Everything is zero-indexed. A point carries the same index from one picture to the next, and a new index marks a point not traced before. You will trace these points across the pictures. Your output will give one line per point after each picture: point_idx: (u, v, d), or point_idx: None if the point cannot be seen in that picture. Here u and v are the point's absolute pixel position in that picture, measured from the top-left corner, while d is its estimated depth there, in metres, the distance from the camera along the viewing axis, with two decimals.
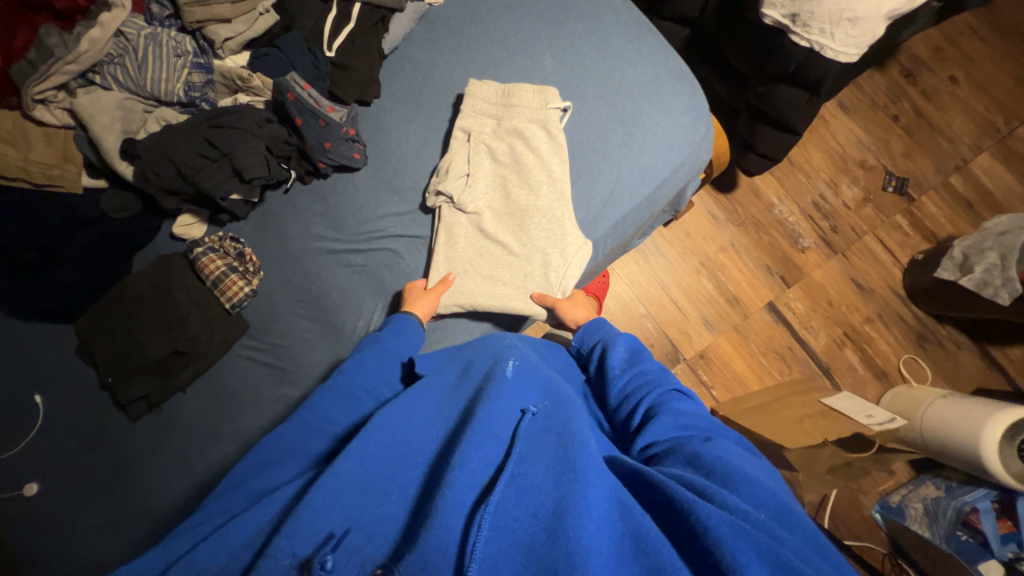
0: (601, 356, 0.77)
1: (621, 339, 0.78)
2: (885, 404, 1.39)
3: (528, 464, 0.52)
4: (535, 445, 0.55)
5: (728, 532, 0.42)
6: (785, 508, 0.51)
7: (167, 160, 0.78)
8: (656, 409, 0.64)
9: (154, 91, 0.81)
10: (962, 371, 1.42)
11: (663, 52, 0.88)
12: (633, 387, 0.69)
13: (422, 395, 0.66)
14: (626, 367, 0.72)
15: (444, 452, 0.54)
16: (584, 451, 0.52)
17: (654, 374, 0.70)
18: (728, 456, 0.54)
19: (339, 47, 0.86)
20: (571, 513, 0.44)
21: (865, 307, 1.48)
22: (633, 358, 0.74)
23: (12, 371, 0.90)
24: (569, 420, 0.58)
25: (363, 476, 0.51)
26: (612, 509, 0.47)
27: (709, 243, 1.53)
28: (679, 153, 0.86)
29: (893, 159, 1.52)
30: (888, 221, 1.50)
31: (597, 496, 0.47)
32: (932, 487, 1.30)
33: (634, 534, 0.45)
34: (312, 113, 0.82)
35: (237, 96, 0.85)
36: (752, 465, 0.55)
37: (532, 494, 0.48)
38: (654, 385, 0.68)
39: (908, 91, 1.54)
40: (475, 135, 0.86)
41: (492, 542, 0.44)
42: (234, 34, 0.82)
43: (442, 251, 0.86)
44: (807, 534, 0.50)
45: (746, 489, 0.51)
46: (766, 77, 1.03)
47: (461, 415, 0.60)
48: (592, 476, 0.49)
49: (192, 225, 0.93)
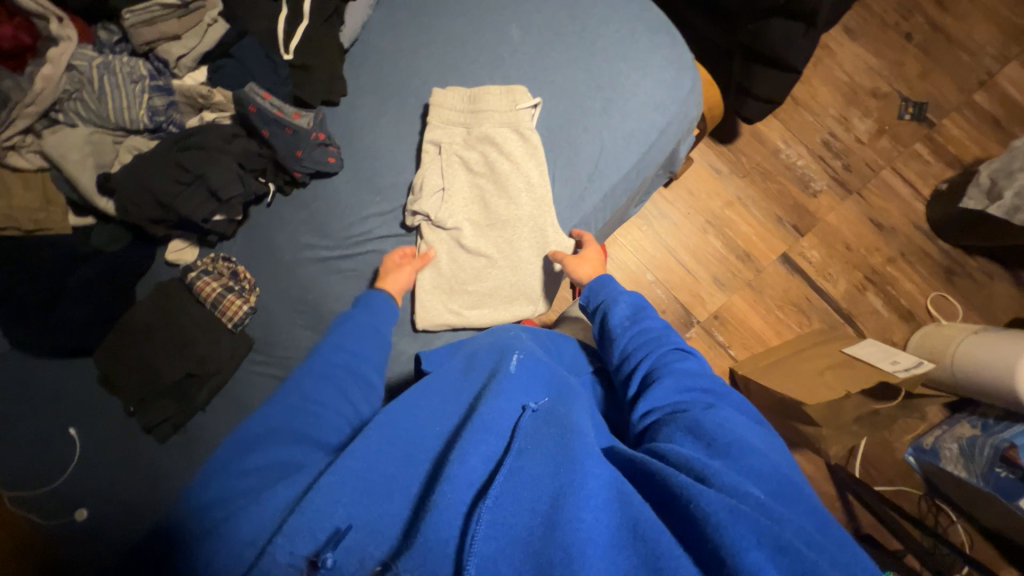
0: (602, 320, 0.74)
1: (625, 297, 0.75)
2: (913, 347, 1.34)
3: (527, 458, 0.50)
4: (535, 439, 0.53)
5: (726, 517, 0.41)
6: (788, 482, 0.49)
7: (144, 190, 0.78)
8: (657, 373, 0.61)
9: (118, 121, 0.79)
10: (995, 301, 1.35)
11: (637, 3, 0.81)
12: (633, 346, 0.67)
13: (422, 392, 0.65)
14: (626, 326, 0.70)
15: (445, 451, 0.54)
16: (583, 443, 0.51)
17: (655, 333, 0.67)
18: (729, 424, 0.52)
19: (296, 48, 0.82)
20: (568, 505, 0.43)
21: (887, 247, 1.40)
22: (636, 315, 0.71)
23: (43, 407, 0.94)
24: (569, 412, 0.57)
25: (365, 475, 0.50)
26: (610, 497, 0.46)
27: (714, 199, 1.47)
28: (665, 112, 0.80)
29: (908, 83, 1.40)
30: (907, 151, 1.40)
31: (595, 488, 0.46)
32: (967, 426, 1.25)
33: (632, 522, 0.44)
34: (277, 122, 0.80)
35: (203, 114, 0.83)
36: (754, 435, 0.53)
37: (530, 488, 0.47)
38: (655, 346, 0.65)
39: (921, 3, 1.40)
40: (445, 147, 0.82)
41: (491, 538, 0.43)
42: (186, 50, 0.79)
43: (427, 272, 0.84)
44: (810, 508, 0.48)
45: (746, 462, 0.49)
46: (756, 13, 0.95)
47: (463, 412, 0.59)
48: (592, 465, 0.48)
49: (184, 249, 0.94)
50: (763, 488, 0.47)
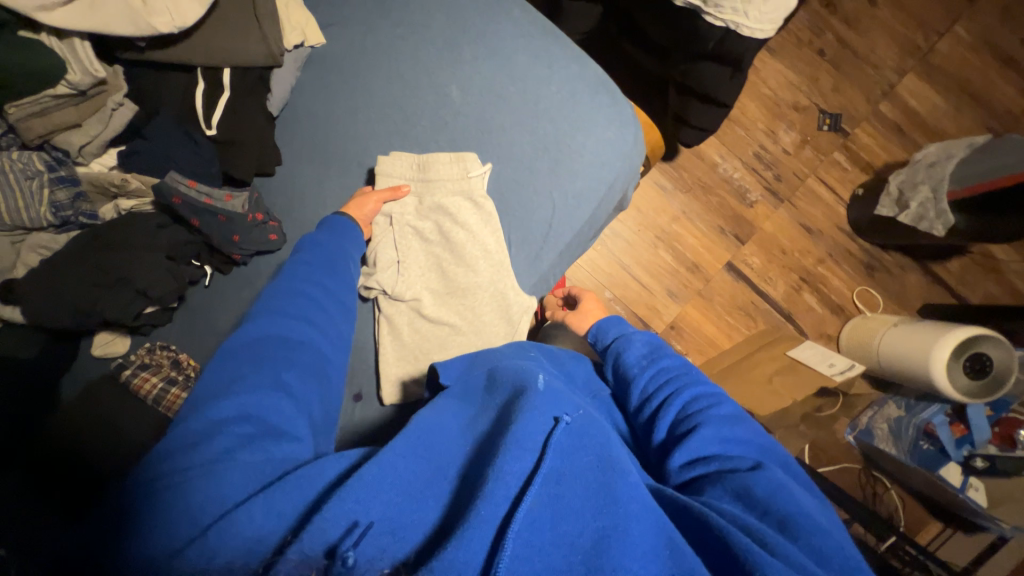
0: (615, 363, 0.76)
1: (641, 336, 0.77)
2: (844, 339, 1.47)
3: (566, 487, 0.49)
4: (573, 463, 0.51)
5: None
6: (845, 554, 0.49)
7: (58, 297, 0.70)
8: (698, 415, 0.61)
9: (15, 221, 0.69)
10: (908, 291, 1.51)
11: (575, 60, 0.82)
12: (656, 386, 0.68)
13: (444, 410, 0.59)
14: (647, 365, 0.71)
15: (480, 456, 0.52)
16: (630, 482, 0.49)
17: (677, 369, 0.69)
18: (786, 491, 0.52)
19: (217, 122, 0.75)
20: (614, 551, 0.44)
21: (816, 248, 1.52)
22: (652, 354, 0.73)
23: None
24: (607, 440, 0.55)
25: (398, 485, 0.47)
26: (660, 543, 0.46)
27: (662, 215, 1.52)
28: (612, 169, 0.82)
29: (824, 96, 1.51)
30: (828, 159, 1.51)
31: (645, 533, 0.46)
32: (893, 407, 1.38)
33: (683, 574, 0.44)
34: (207, 209, 0.74)
35: (118, 201, 0.75)
36: (810, 503, 0.53)
37: (569, 523, 0.46)
38: (679, 382, 0.67)
39: (830, 21, 1.50)
40: (397, 218, 0.81)
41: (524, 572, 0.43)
42: (90, 138, 0.71)
43: (389, 346, 0.81)
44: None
45: (808, 539, 0.48)
46: (686, 55, 0.98)
47: (492, 424, 0.56)
48: (639, 512, 0.47)
49: (113, 340, 0.86)
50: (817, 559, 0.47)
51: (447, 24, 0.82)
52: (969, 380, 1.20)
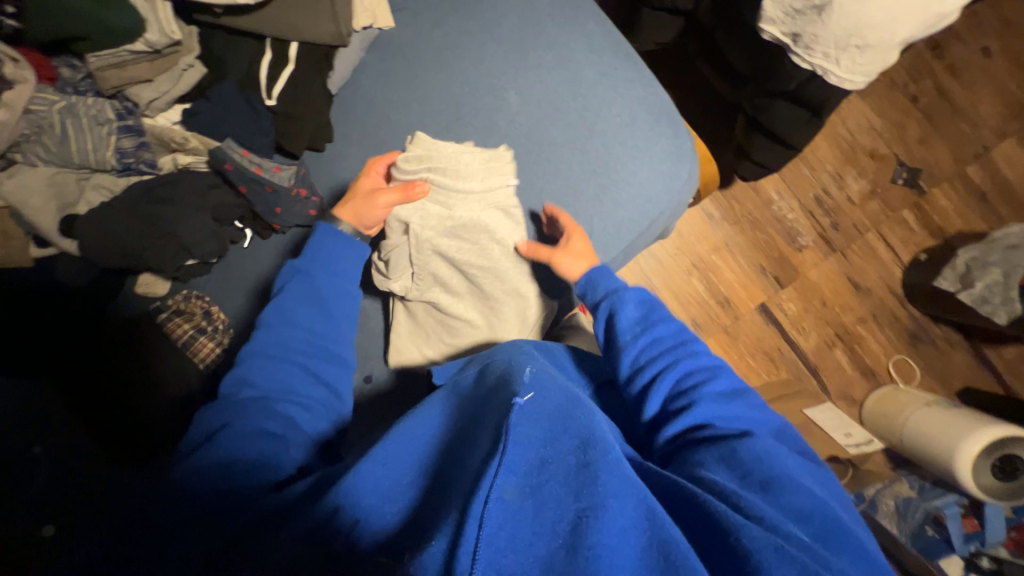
0: (607, 320, 0.70)
1: (631, 293, 0.70)
2: (869, 407, 1.40)
3: (548, 475, 0.45)
4: (552, 446, 0.47)
5: (774, 559, 0.39)
6: (837, 523, 0.48)
7: (110, 240, 0.74)
8: (689, 393, 0.59)
9: (83, 162, 0.73)
10: (952, 369, 1.41)
11: (643, 84, 0.78)
12: (649, 360, 0.64)
13: (431, 402, 0.60)
14: (639, 336, 0.66)
15: (447, 455, 0.52)
16: (609, 458, 0.46)
17: (669, 340, 0.65)
18: (774, 459, 0.51)
19: (278, 94, 0.77)
20: (591, 528, 0.40)
21: (860, 307, 1.44)
22: (644, 320, 0.68)
23: None
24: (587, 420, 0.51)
25: (379, 488, 0.51)
26: (638, 517, 0.43)
27: (702, 243, 1.47)
28: (658, 203, 0.79)
29: (907, 147, 1.39)
30: (895, 215, 1.41)
31: (624, 510, 0.43)
32: (906, 486, 1.31)
33: (660, 546, 0.41)
34: (255, 179, 0.76)
35: (176, 156, 0.78)
36: (797, 467, 0.52)
37: (551, 508, 0.43)
38: (672, 354, 0.64)
39: (932, 66, 1.38)
40: (413, 231, 0.77)
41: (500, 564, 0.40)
42: (159, 94, 0.74)
43: (400, 333, 0.82)
44: (859, 555, 0.46)
45: (785, 497, 0.48)
46: (763, 89, 0.92)
47: (466, 418, 0.55)
48: (619, 489, 0.44)
49: (154, 282, 0.90)
50: (807, 533, 0.46)
51: (520, 24, 0.80)
52: (995, 480, 1.11)
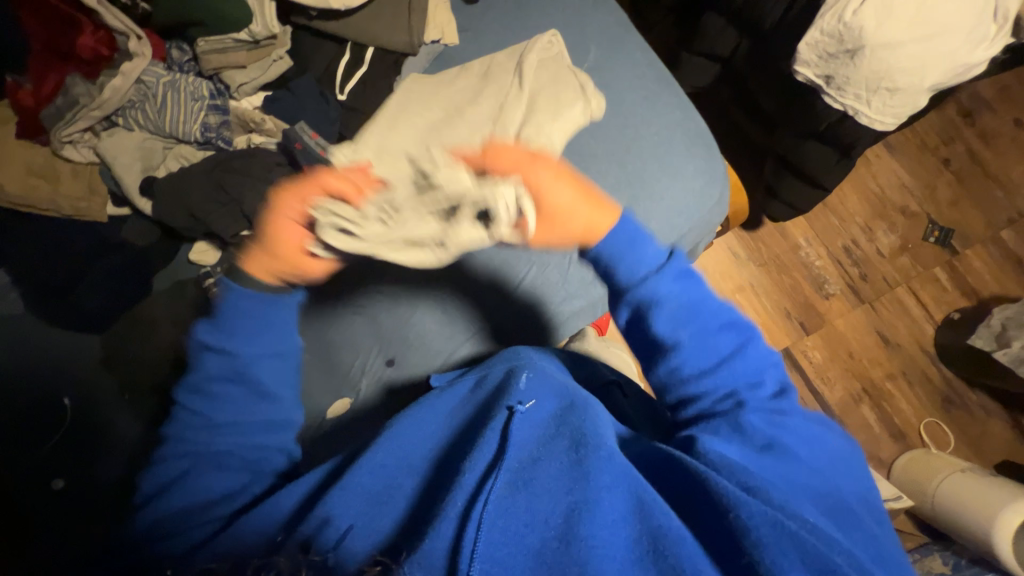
0: (634, 317, 0.60)
1: (657, 250, 0.60)
2: (898, 469, 1.31)
3: (541, 468, 0.55)
4: (546, 446, 0.57)
5: (771, 535, 0.46)
6: (833, 492, 0.55)
7: (182, 201, 0.82)
8: (737, 393, 0.58)
9: (173, 132, 0.83)
10: (988, 440, 1.34)
11: (681, 110, 0.84)
12: (696, 369, 0.58)
13: (432, 404, 0.67)
14: (685, 339, 0.57)
15: (447, 463, 0.60)
16: (601, 454, 0.55)
17: (714, 339, 0.58)
18: (788, 439, 0.56)
19: (350, 91, 0.86)
20: (584, 524, 0.50)
21: (889, 362, 1.39)
22: (678, 317, 0.58)
23: (34, 375, 0.95)
24: (582, 424, 0.58)
25: (372, 487, 0.59)
26: (626, 509, 0.52)
27: (727, 281, 1.47)
28: (689, 218, 0.83)
29: (938, 207, 1.41)
30: (926, 273, 1.40)
31: (612, 504, 0.51)
32: (939, 561, 1.20)
33: (649, 534, 0.49)
34: (317, 158, 0.79)
35: (251, 136, 0.87)
36: (812, 446, 0.57)
37: (542, 500, 0.52)
38: (699, 360, 0.58)
39: (963, 132, 1.42)
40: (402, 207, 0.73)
41: (498, 545, 0.50)
42: (249, 79, 0.84)
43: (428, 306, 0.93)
44: (864, 536, 0.52)
45: (796, 476, 0.54)
46: (795, 130, 0.96)
47: (467, 424, 0.64)
48: (609, 483, 0.53)
49: (207, 251, 0.97)
50: (818, 511, 0.52)
51: (555, 62, 0.85)
52: None
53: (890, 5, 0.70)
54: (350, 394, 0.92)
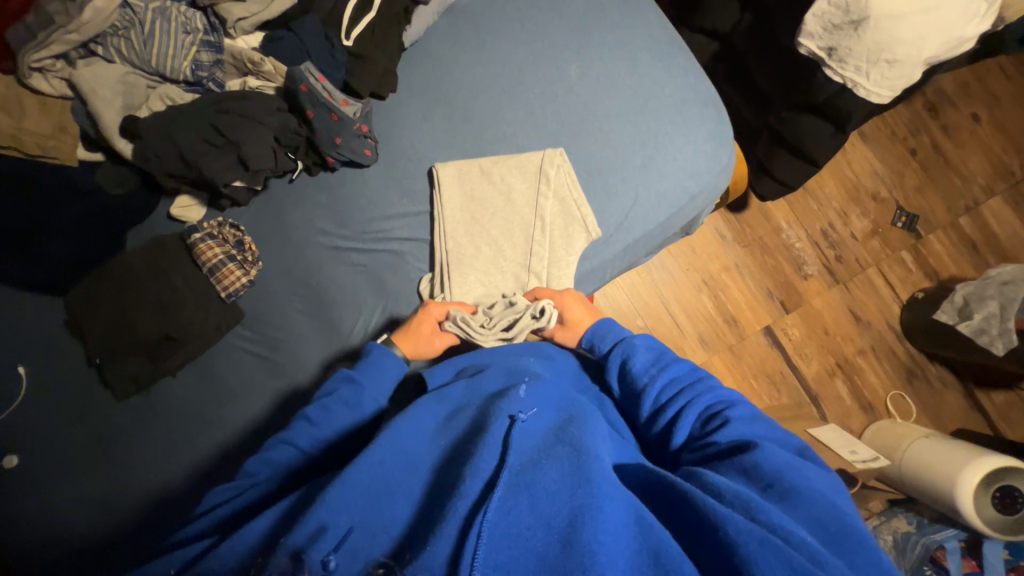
0: (622, 366, 0.72)
1: (642, 340, 0.73)
2: (868, 436, 1.40)
3: (543, 471, 0.50)
4: (545, 452, 0.53)
5: (758, 550, 0.42)
6: (840, 520, 0.49)
7: (170, 143, 0.75)
8: (721, 413, 0.61)
9: (159, 68, 0.76)
10: (946, 409, 1.44)
11: (693, 74, 0.85)
12: (669, 399, 0.67)
13: (426, 410, 0.63)
14: (655, 375, 0.68)
15: (446, 465, 0.54)
16: (600, 464, 0.50)
17: (686, 377, 0.68)
18: (785, 467, 0.52)
19: (357, 36, 0.81)
20: (586, 526, 0.44)
21: (860, 339, 1.48)
22: (660, 360, 0.70)
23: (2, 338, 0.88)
24: (583, 434, 0.55)
25: (365, 487, 0.52)
26: (629, 521, 0.47)
27: (714, 261, 1.52)
28: (699, 181, 0.84)
29: (906, 193, 1.51)
30: (894, 255, 1.50)
31: (614, 511, 0.46)
32: (904, 522, 1.30)
33: (653, 549, 0.44)
34: (325, 105, 0.79)
35: (247, 79, 0.81)
36: (812, 474, 0.53)
37: (546, 502, 0.47)
38: (694, 389, 0.66)
39: (928, 125, 1.52)
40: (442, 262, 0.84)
41: (500, 548, 0.44)
42: (248, 14, 0.77)
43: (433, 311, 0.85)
44: (869, 565, 0.46)
45: (802, 508, 0.49)
46: (793, 104, 1.00)
47: (466, 427, 0.58)
48: (610, 491, 0.48)
49: (190, 207, 0.90)
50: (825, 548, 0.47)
51: (565, 211, 0.83)
52: (997, 514, 1.09)
53: None
54: (348, 357, 0.87)
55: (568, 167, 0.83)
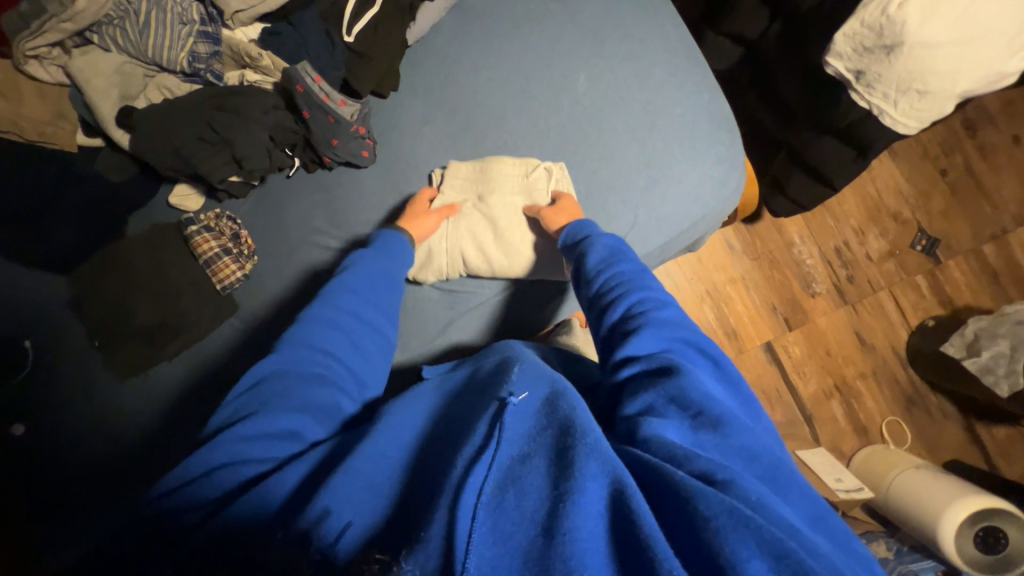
0: (581, 263, 0.70)
1: (605, 239, 0.71)
2: (858, 461, 1.38)
3: (534, 466, 0.45)
4: (535, 440, 0.48)
5: (729, 523, 0.38)
6: (792, 482, 0.47)
7: (164, 138, 0.74)
8: (645, 315, 0.59)
9: (156, 58, 0.75)
10: (943, 440, 1.41)
11: (708, 92, 0.82)
12: (607, 290, 0.65)
13: (422, 397, 0.62)
14: (604, 271, 0.66)
15: (436, 455, 0.52)
16: (590, 443, 0.45)
17: (630, 274, 0.65)
18: (709, 394, 0.51)
19: (358, 32, 0.78)
20: (569, 514, 0.40)
21: (862, 362, 1.44)
22: (612, 258, 0.68)
23: None
24: (577, 408, 0.50)
25: (372, 476, 0.50)
26: (610, 505, 0.42)
27: (720, 272, 1.47)
28: (703, 207, 0.82)
29: (930, 216, 1.44)
30: (908, 279, 1.45)
31: (597, 495, 0.42)
32: (883, 547, 1.28)
33: (626, 529, 0.40)
34: (321, 107, 0.77)
35: (245, 72, 0.80)
36: (738, 411, 0.51)
37: (531, 497, 0.43)
38: (629, 288, 0.63)
39: (964, 144, 1.44)
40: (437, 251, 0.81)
41: (487, 545, 0.40)
42: (246, 6, 0.75)
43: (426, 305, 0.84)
44: (795, 501, 0.46)
45: (732, 438, 0.48)
46: (815, 124, 0.94)
47: (459, 413, 0.56)
48: (596, 471, 0.43)
49: (189, 196, 0.90)
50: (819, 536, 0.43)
51: (554, 178, 0.81)
52: (977, 551, 1.10)
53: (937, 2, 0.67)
54: None
55: (568, 183, 0.81)
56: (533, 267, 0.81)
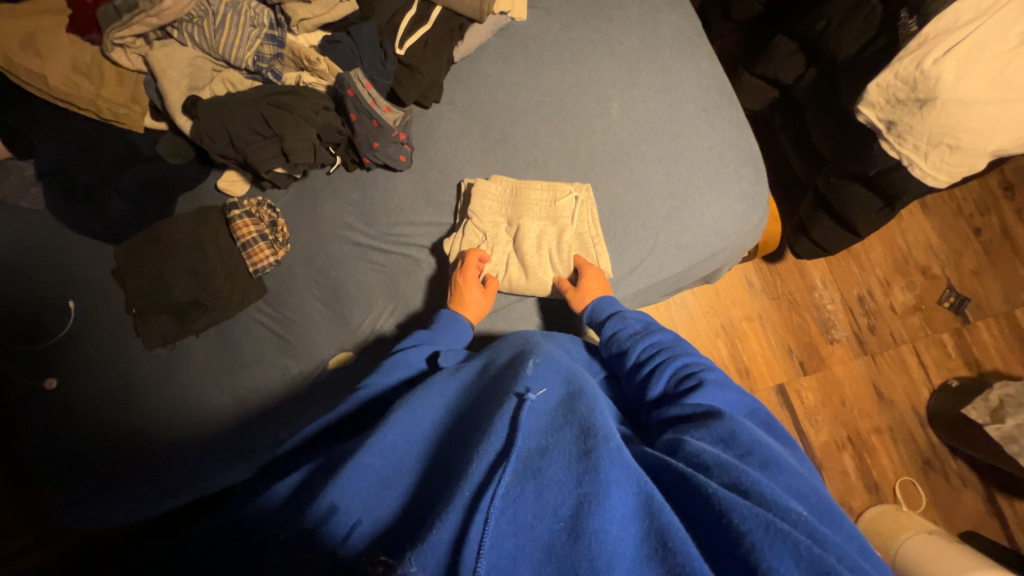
0: (614, 331, 0.73)
1: (637, 313, 0.75)
2: (866, 520, 1.32)
3: (551, 460, 0.46)
4: (553, 435, 0.49)
5: (764, 537, 0.39)
6: (831, 508, 0.48)
7: (222, 127, 0.80)
8: (695, 375, 0.61)
9: (225, 56, 0.82)
10: (960, 509, 1.35)
11: (736, 128, 0.87)
12: (647, 356, 0.68)
13: (441, 390, 0.62)
14: (639, 341, 0.69)
15: (452, 449, 0.52)
16: (611, 447, 0.46)
17: (666, 342, 0.69)
18: (758, 435, 0.51)
19: (409, 47, 0.85)
20: (592, 514, 0.40)
21: (878, 416, 1.39)
22: (645, 329, 0.71)
23: (35, 271, 0.94)
24: (593, 412, 0.52)
25: (382, 468, 0.50)
26: (635, 507, 0.43)
27: (737, 308, 1.45)
28: (723, 239, 0.84)
29: (960, 274, 1.43)
30: (934, 336, 1.42)
31: (621, 497, 0.43)
32: None
33: (659, 535, 0.40)
34: (368, 112, 0.83)
35: (302, 74, 0.87)
36: (788, 455, 0.52)
37: (553, 491, 0.43)
38: (670, 351, 0.67)
39: (1001, 205, 1.46)
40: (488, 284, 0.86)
41: (506, 536, 0.41)
42: (311, 16, 0.83)
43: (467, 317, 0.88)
44: (850, 535, 0.46)
45: (783, 475, 0.48)
46: (844, 171, 0.95)
47: (473, 403, 0.58)
48: (618, 475, 0.44)
49: (236, 182, 0.96)
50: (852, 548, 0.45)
51: (582, 248, 0.84)
52: None
53: (972, 61, 0.69)
54: (353, 348, 0.93)
55: (592, 203, 0.84)
56: (549, 283, 0.83)
